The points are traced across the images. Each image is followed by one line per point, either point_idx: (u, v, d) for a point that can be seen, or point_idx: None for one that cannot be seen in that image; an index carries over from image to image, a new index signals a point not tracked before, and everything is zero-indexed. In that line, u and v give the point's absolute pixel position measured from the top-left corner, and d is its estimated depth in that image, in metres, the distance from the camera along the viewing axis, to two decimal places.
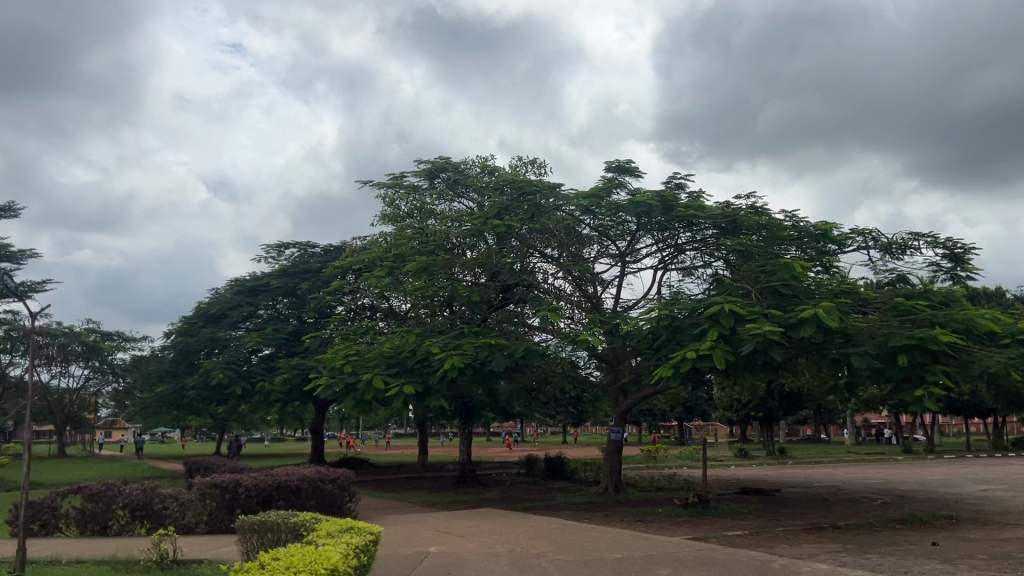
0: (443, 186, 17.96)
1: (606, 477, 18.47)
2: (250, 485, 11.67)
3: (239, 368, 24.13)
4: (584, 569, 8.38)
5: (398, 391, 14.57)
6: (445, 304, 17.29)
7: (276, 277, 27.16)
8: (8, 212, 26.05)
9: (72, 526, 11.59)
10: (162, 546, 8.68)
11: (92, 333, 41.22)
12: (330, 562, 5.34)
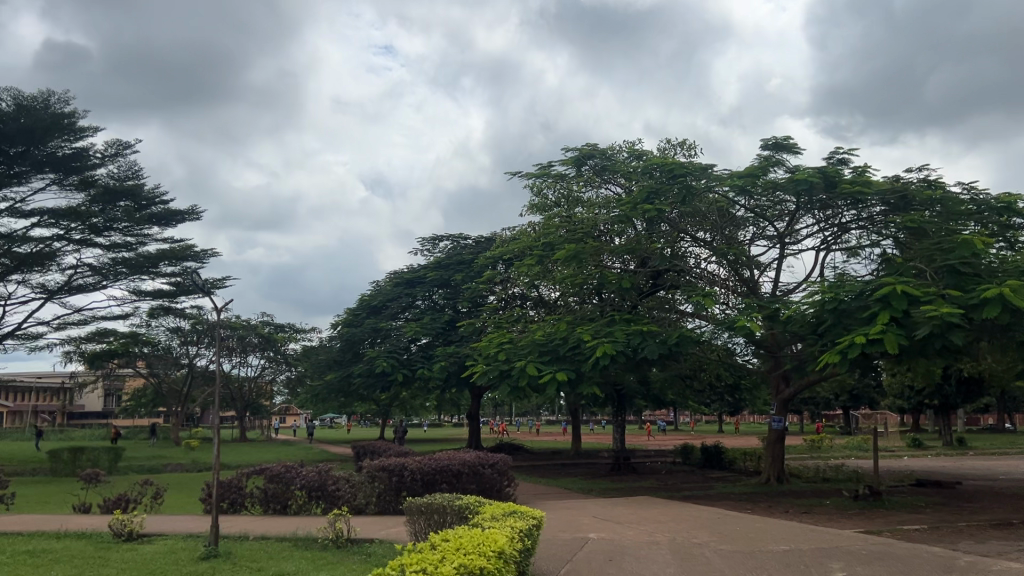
0: (590, 173, 17.91)
1: (767, 467, 17.88)
2: (415, 469, 12.14)
3: (400, 357, 25.13)
4: (749, 560, 8.15)
5: (552, 379, 14.69)
6: (596, 292, 17.26)
7: (431, 269, 28.09)
8: (192, 216, 28.29)
9: (256, 505, 12.49)
10: (338, 525, 9.18)
11: (268, 325, 44.14)
12: (497, 545, 5.47)
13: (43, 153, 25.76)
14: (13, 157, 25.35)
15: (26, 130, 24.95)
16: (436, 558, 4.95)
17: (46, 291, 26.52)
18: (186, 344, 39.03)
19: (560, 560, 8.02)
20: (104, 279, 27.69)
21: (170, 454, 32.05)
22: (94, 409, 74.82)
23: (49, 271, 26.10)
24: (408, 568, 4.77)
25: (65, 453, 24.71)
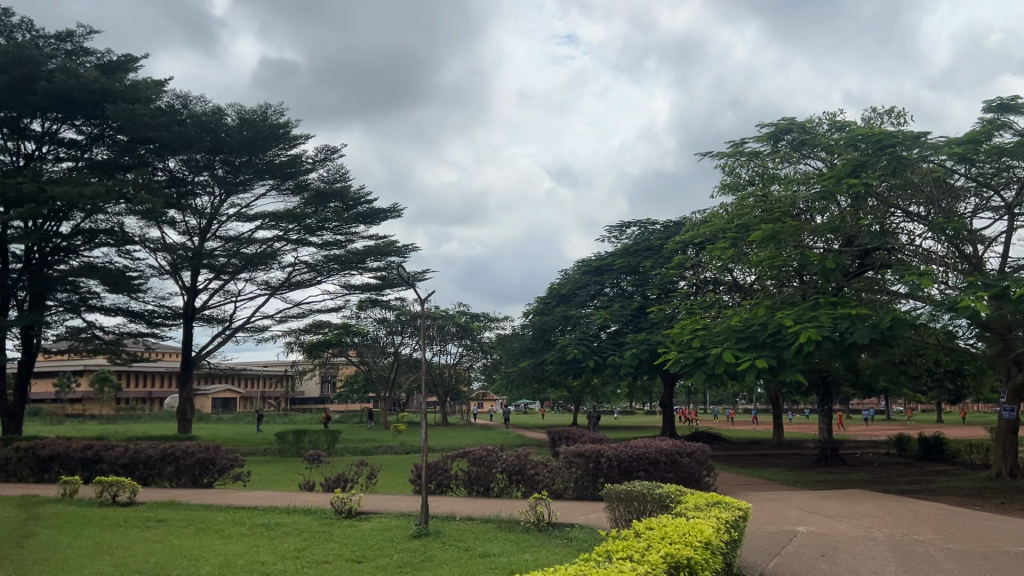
0: (787, 149, 17.07)
1: (997, 461, 16.32)
2: (612, 455, 12.12)
3: (592, 344, 25.27)
4: (983, 562, 7.47)
5: (751, 365, 14.17)
6: (796, 274, 16.46)
7: (619, 256, 27.66)
8: (393, 212, 29.91)
9: (460, 487, 13.07)
10: (538, 509, 9.42)
11: (463, 315, 45.78)
12: (703, 535, 5.38)
13: (263, 162, 28.23)
14: (238, 167, 27.97)
15: (248, 141, 27.46)
16: (642, 546, 4.95)
17: (269, 287, 29.05)
18: (391, 334, 40.91)
19: (768, 553, 7.75)
20: (318, 275, 29.90)
21: (380, 438, 34.22)
22: (312, 395, 81.30)
23: (272, 269, 28.58)
24: (613, 554, 4.79)
25: (289, 435, 27.09)
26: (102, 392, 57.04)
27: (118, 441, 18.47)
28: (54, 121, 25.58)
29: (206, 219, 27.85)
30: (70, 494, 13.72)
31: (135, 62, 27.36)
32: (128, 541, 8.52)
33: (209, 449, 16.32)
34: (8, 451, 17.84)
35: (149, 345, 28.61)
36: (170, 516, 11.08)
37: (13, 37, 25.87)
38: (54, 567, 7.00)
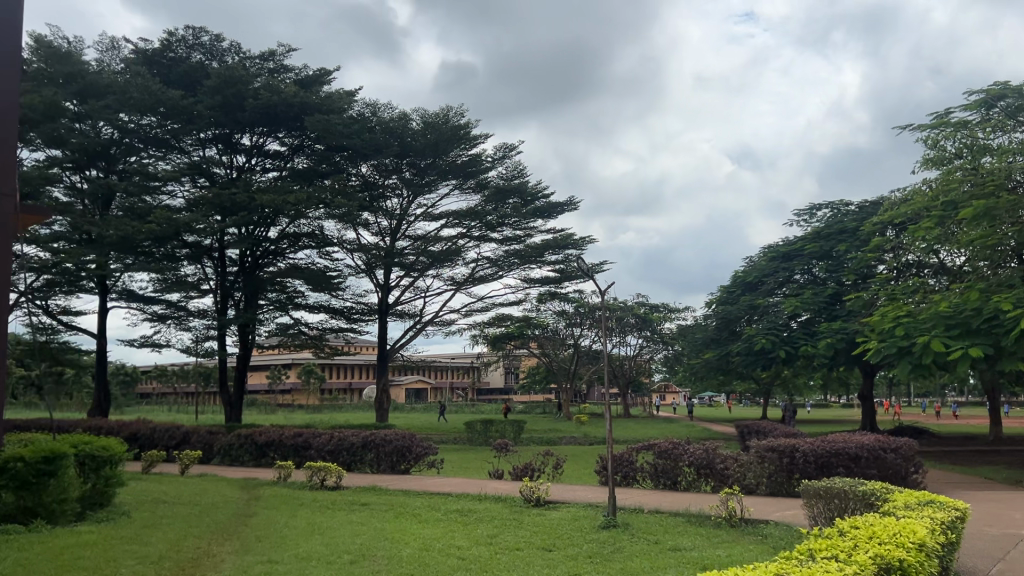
0: (1001, 117, 15.56)
1: None
2: (807, 451, 11.61)
3: (781, 334, 24.25)
4: None
5: (963, 354, 13.05)
6: (1015, 253, 14.99)
7: (810, 240, 26.32)
8: (571, 205, 30.11)
9: (647, 479, 12.98)
10: (730, 504, 9.16)
11: (644, 306, 45.33)
12: (916, 536, 5.02)
13: (446, 162, 29.26)
14: (424, 168, 29.17)
15: (432, 144, 28.54)
16: (847, 545, 4.69)
17: (454, 283, 30.12)
18: (572, 326, 41.20)
19: (991, 558, 7.10)
20: (500, 270, 30.65)
21: (564, 429, 34.60)
22: (497, 386, 83.55)
23: (457, 265, 29.59)
24: (817, 553, 4.58)
25: (478, 425, 27.98)
26: (307, 383, 61.51)
27: (324, 429, 19.88)
28: (260, 135, 27.87)
29: (395, 219, 29.23)
30: (284, 478, 14.90)
31: (329, 75, 29.18)
32: (335, 523, 9.12)
33: (405, 437, 17.17)
34: (231, 437, 19.65)
35: (348, 340, 30.50)
36: (373, 500, 11.79)
37: (224, 59, 28.34)
38: (273, 544, 7.60)
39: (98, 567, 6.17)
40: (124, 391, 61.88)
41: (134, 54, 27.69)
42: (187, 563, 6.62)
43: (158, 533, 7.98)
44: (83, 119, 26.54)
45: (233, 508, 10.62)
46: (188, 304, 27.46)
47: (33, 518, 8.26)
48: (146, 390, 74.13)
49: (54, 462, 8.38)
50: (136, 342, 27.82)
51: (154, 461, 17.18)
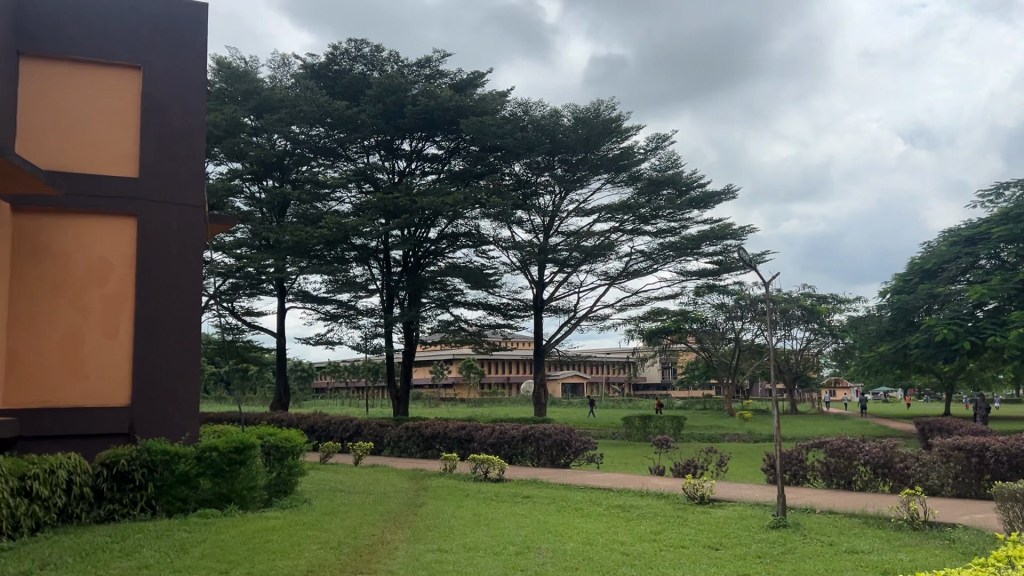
0: None
1: None
2: (998, 450, 10.76)
3: (965, 324, 22.50)
4: None
5: None
6: None
7: (997, 222, 24.23)
8: (727, 195, 29.26)
9: (819, 478, 12.43)
10: (912, 505, 8.61)
11: (810, 297, 43.35)
12: None
13: (598, 157, 29.15)
14: (576, 164, 29.22)
15: (584, 139, 28.50)
16: None
17: (609, 277, 29.99)
18: (732, 319, 40.02)
19: None
20: (655, 263, 30.20)
21: (726, 425, 33.68)
22: (654, 381, 82.42)
23: (611, 260, 29.42)
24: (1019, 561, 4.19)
25: (637, 420, 27.73)
26: (468, 377, 63.17)
27: (486, 423, 20.36)
28: (419, 140, 28.87)
29: (549, 216, 29.44)
30: (450, 469, 15.38)
31: (482, 77, 29.79)
32: (499, 515, 9.31)
33: (565, 431, 17.24)
34: (399, 429, 20.50)
35: (505, 337, 31.05)
36: (535, 493, 11.95)
37: (384, 69, 29.55)
38: (441, 534, 7.86)
39: (284, 550, 6.61)
40: (301, 385, 65.97)
41: (303, 70, 29.41)
42: (364, 550, 6.96)
43: (337, 520, 8.44)
44: (259, 133, 28.48)
45: (403, 498, 11.08)
46: (356, 303, 28.87)
47: (227, 503, 8.95)
48: (322, 384, 78.80)
49: (244, 452, 9.01)
50: (312, 340, 29.59)
51: (330, 452, 18.20)
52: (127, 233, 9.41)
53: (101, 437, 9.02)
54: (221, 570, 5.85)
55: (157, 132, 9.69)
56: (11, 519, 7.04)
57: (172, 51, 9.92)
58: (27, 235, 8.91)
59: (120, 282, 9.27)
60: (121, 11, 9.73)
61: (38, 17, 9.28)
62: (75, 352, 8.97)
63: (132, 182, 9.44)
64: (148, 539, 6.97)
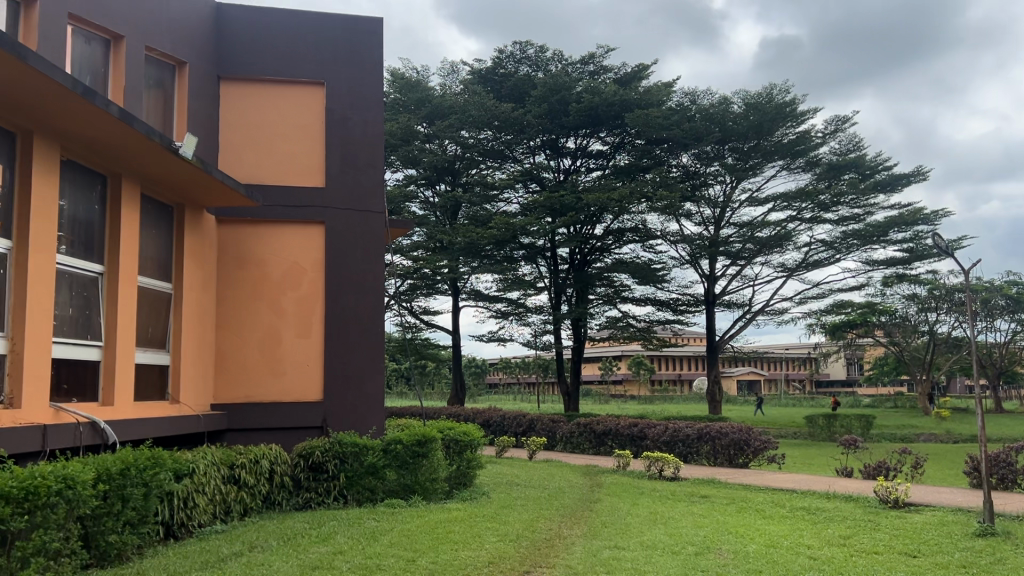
0: None
1: None
2: None
3: None
4: None
5: None
6: None
7: None
8: (918, 176, 27.25)
9: None
10: None
11: (1015, 285, 39.59)
12: None
13: (772, 143, 27.93)
14: (748, 151, 28.06)
15: (755, 126, 27.47)
16: None
17: (786, 269, 28.77)
18: (925, 311, 37.22)
19: None
20: (837, 253, 28.61)
21: (921, 424, 31.39)
22: (838, 378, 78.02)
23: (788, 251, 28.22)
24: None
25: (820, 419, 26.41)
26: (638, 374, 62.64)
27: (659, 420, 20.09)
28: (584, 137, 28.92)
29: (719, 207, 28.59)
30: (624, 466, 15.32)
31: (647, 70, 29.42)
32: (676, 514, 9.17)
33: (744, 430, 16.68)
34: (571, 425, 20.64)
35: (677, 332, 30.52)
36: (713, 492, 11.65)
37: (548, 69, 29.89)
38: (618, 531, 7.84)
39: (465, 541, 6.82)
40: (475, 380, 67.95)
41: (471, 75, 30.26)
42: (541, 543, 7.07)
43: (514, 513, 8.62)
44: (432, 139, 29.58)
45: (579, 493, 11.14)
46: (525, 300, 29.36)
47: (412, 493, 9.42)
48: (494, 380, 80.78)
49: (425, 445, 9.41)
50: (484, 337, 30.42)
51: (505, 446, 18.64)
52: (316, 239, 10.04)
53: (298, 430, 9.70)
54: (408, 557, 6.12)
55: (340, 142, 10.25)
56: (224, 504, 7.72)
57: (352, 65, 10.45)
58: (229, 244, 9.75)
59: (311, 285, 9.91)
60: (305, 30, 10.36)
61: (235, 42, 10.10)
62: (274, 351, 9.70)
63: (319, 191, 10.05)
64: (341, 526, 7.42)
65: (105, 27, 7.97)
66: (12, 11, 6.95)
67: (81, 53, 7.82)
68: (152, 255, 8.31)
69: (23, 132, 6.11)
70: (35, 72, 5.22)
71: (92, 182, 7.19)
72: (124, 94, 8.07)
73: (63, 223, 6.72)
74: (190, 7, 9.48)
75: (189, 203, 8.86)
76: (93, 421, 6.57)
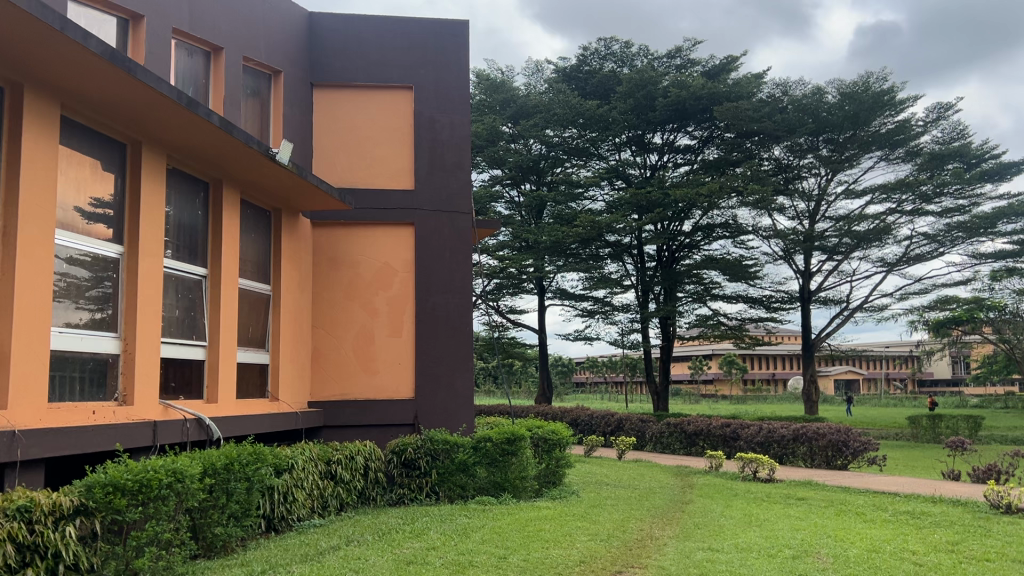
0: None
1: None
2: None
3: None
4: None
5: None
6: None
7: None
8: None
9: None
10: None
11: None
12: None
13: (869, 133, 26.91)
14: (844, 143, 27.07)
15: (851, 116, 26.52)
16: None
17: (886, 264, 27.70)
18: None
19: None
20: (941, 246, 27.32)
21: None
22: (943, 376, 74.59)
23: (887, 245, 27.17)
24: None
25: (924, 420, 25.34)
26: (730, 373, 61.38)
27: (752, 420, 19.64)
28: (671, 132, 28.53)
29: (814, 200, 27.71)
30: (716, 467, 15.05)
31: (736, 62, 28.79)
32: (772, 516, 8.96)
33: (842, 431, 16.14)
34: (661, 425, 20.40)
35: (769, 330, 29.78)
36: (810, 495, 11.32)
37: (634, 64, 29.68)
38: (712, 532, 7.71)
39: (556, 540, 6.82)
40: (562, 379, 67.82)
41: (556, 74, 30.26)
42: (633, 544, 7.01)
43: (605, 513, 8.58)
44: (517, 139, 29.77)
45: (670, 494, 11.03)
46: (612, 299, 29.18)
47: (502, 491, 9.50)
48: (581, 378, 80.56)
49: (515, 443, 9.45)
50: (571, 336, 30.41)
51: (594, 446, 18.57)
52: (407, 240, 10.22)
53: (391, 427, 9.91)
54: (500, 554, 6.18)
55: (428, 145, 10.41)
56: (322, 498, 7.94)
57: (439, 68, 10.59)
58: (324, 247, 10.05)
59: (402, 285, 10.10)
60: (394, 34, 10.54)
61: (327, 49, 10.37)
62: (366, 350, 9.92)
63: (409, 194, 10.24)
64: (433, 522, 7.54)
65: (206, 40, 8.31)
66: (121, 28, 7.34)
67: (185, 67, 8.19)
68: (252, 258, 8.63)
69: (133, 143, 6.44)
70: (143, 84, 5.47)
71: (195, 189, 7.50)
72: (224, 103, 8.42)
73: (168, 229, 7.03)
74: (284, 16, 9.79)
75: (286, 207, 9.15)
76: (198, 417, 6.88)
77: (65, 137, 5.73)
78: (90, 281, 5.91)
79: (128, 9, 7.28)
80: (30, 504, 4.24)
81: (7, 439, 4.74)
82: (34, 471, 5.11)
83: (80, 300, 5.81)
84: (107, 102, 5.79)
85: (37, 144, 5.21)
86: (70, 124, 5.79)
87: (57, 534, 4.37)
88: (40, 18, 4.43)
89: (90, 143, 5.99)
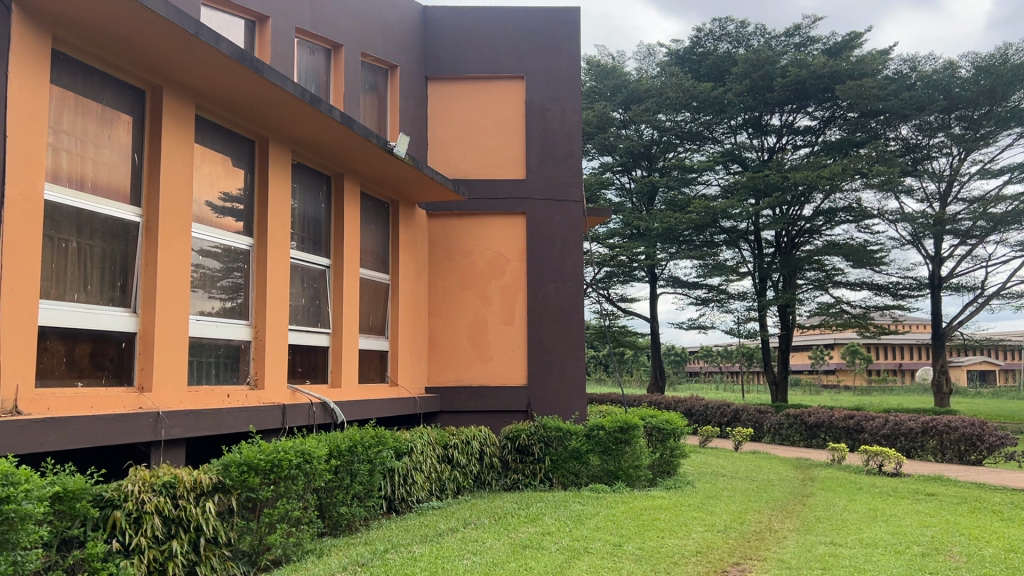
0: None
1: None
2: None
3: None
4: None
5: None
6: None
7: None
8: None
9: None
10: None
11: None
12: None
13: (1006, 109, 25.00)
14: (979, 119, 25.27)
15: (988, 91, 24.73)
16: None
17: None
18: None
19: None
20: None
21: None
22: None
23: None
24: None
25: None
26: (853, 364, 58.83)
27: (879, 413, 18.88)
28: (790, 112, 27.62)
29: (945, 181, 26.00)
30: (839, 460, 14.51)
31: (860, 37, 27.50)
32: (899, 511, 8.59)
33: (977, 424, 15.28)
34: (780, 417, 19.86)
35: (896, 319, 28.46)
36: (942, 491, 10.75)
37: (750, 44, 28.89)
38: (834, 527, 7.48)
39: (672, 530, 6.77)
40: (675, 368, 66.97)
41: (669, 57, 29.85)
42: (752, 536, 6.88)
43: (722, 504, 8.44)
44: (628, 125, 29.61)
45: (790, 487, 10.71)
46: (727, 287, 28.53)
47: (616, 479, 9.49)
48: (695, 368, 79.24)
49: (628, 432, 9.41)
50: (685, 325, 29.98)
51: (710, 436, 18.27)
52: (519, 229, 10.33)
53: (505, 414, 10.06)
54: (615, 542, 6.20)
55: (539, 135, 10.45)
56: (439, 482, 8.16)
57: (551, 58, 10.60)
58: (439, 237, 10.29)
59: (514, 273, 10.22)
60: (507, 25, 10.62)
61: (442, 43, 10.55)
62: (481, 337, 10.10)
63: (522, 183, 10.33)
64: (548, 508, 7.62)
65: (326, 38, 8.62)
66: (249, 29, 7.72)
67: (307, 64, 8.53)
68: (372, 249, 8.92)
69: (260, 139, 6.77)
70: (270, 84, 5.74)
71: (318, 182, 7.83)
72: (345, 98, 8.73)
73: (295, 221, 7.38)
74: (400, 12, 10.04)
75: (403, 199, 9.43)
76: (324, 401, 7.19)
77: (200, 136, 6.08)
78: (221, 272, 6.27)
79: (255, 12, 7.65)
80: (174, 480, 4.56)
81: (152, 419, 5.10)
82: (176, 449, 5.47)
83: (213, 290, 6.17)
84: (235, 100, 6.09)
85: (175, 141, 5.56)
86: (203, 123, 6.14)
87: (198, 509, 4.67)
88: (177, 23, 4.72)
89: (220, 141, 6.33)
